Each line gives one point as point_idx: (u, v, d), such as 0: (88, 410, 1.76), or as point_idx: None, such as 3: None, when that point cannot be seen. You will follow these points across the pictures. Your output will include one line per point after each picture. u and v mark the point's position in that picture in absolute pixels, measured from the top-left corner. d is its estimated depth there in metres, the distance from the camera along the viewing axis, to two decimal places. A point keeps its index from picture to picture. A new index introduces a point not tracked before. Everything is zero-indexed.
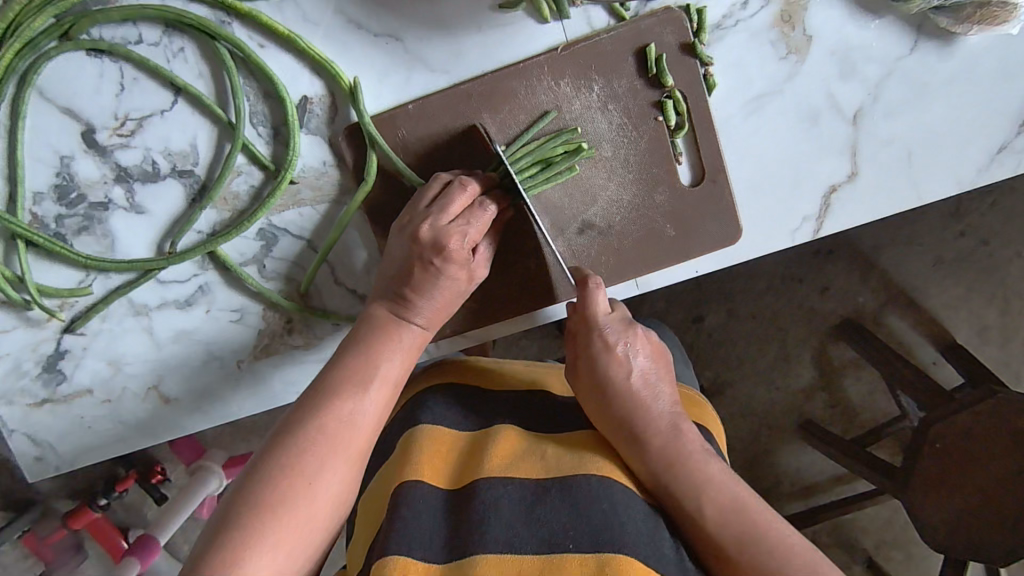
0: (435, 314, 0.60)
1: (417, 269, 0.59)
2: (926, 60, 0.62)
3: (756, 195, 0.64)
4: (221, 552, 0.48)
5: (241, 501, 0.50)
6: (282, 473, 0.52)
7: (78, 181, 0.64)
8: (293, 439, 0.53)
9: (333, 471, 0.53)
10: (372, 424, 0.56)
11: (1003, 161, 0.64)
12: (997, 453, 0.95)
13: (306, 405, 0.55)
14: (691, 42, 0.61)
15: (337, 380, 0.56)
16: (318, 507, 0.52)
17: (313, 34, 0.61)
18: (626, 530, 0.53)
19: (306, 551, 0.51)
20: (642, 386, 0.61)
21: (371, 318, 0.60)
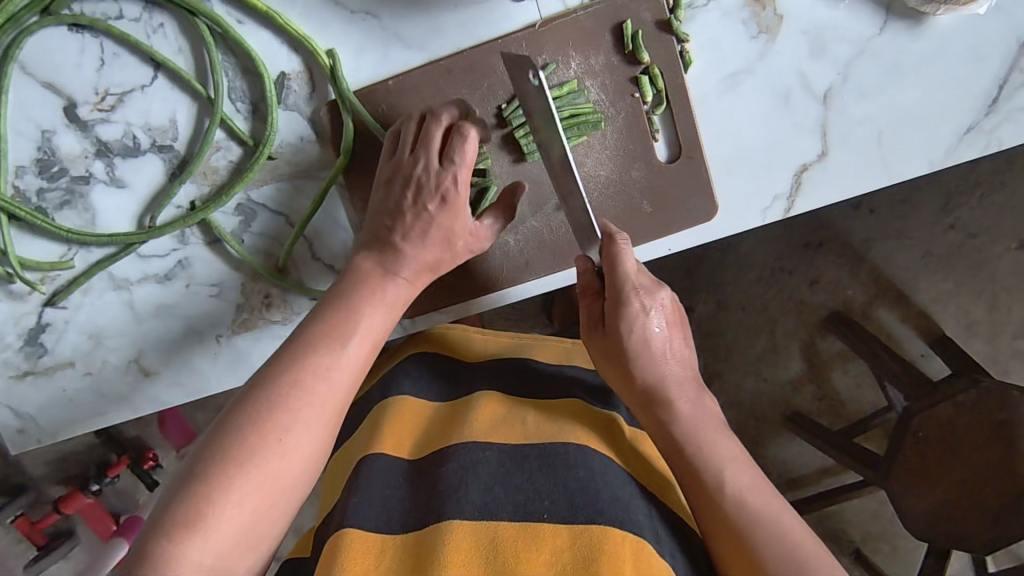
0: (420, 266, 0.60)
1: (411, 217, 0.59)
2: (896, 41, 0.63)
3: (729, 171, 0.65)
4: (187, 507, 0.48)
5: (209, 455, 0.50)
6: (252, 427, 0.51)
7: (60, 155, 0.65)
8: (265, 393, 0.53)
9: (307, 426, 0.53)
10: (349, 379, 0.56)
11: (971, 141, 0.65)
12: (974, 443, 0.95)
13: (280, 360, 0.55)
14: (667, 19, 0.61)
15: (314, 336, 0.56)
16: (290, 461, 0.52)
17: (291, 10, 0.62)
18: (602, 496, 0.57)
19: (278, 504, 0.52)
20: (671, 349, 0.62)
21: (357, 270, 0.60)
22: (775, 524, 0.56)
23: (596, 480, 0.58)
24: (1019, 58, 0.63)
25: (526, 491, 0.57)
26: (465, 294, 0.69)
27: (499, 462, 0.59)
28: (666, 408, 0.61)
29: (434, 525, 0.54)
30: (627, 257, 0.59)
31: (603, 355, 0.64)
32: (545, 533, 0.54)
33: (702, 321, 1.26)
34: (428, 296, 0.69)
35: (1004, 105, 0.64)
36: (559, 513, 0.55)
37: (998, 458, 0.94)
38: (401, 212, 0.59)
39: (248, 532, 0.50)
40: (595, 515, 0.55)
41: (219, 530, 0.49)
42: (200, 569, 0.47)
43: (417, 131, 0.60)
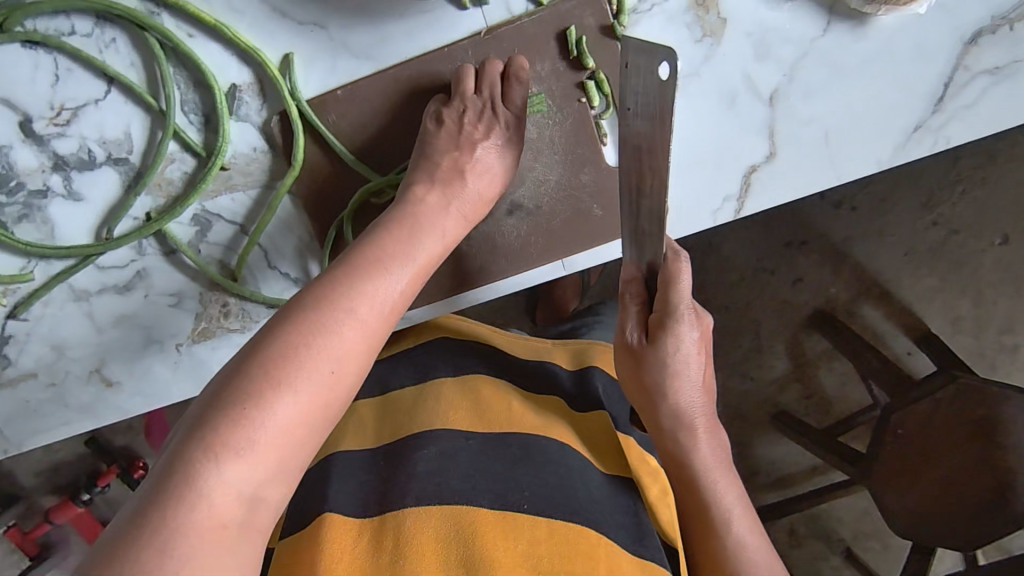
0: (476, 204, 0.63)
1: (484, 151, 0.64)
2: (840, 41, 0.63)
3: (679, 174, 0.66)
4: (227, 425, 0.42)
5: (254, 369, 0.44)
6: (302, 347, 0.46)
7: (17, 169, 0.65)
8: (314, 311, 0.48)
9: (356, 354, 0.48)
10: (398, 307, 0.52)
11: (919, 139, 0.65)
12: (949, 440, 0.94)
13: (329, 278, 0.50)
14: (611, 25, 0.62)
15: (364, 260, 0.52)
16: (339, 390, 0.46)
17: (239, 22, 0.63)
18: (579, 496, 0.59)
19: (319, 436, 0.46)
20: (699, 377, 0.65)
21: (414, 203, 0.59)
22: (769, 568, 0.59)
23: (574, 479, 0.60)
24: (963, 56, 0.63)
25: (503, 481, 0.58)
26: (422, 298, 0.69)
27: (480, 450, 0.61)
28: (691, 435, 0.64)
29: (404, 506, 0.55)
30: (685, 278, 0.59)
31: (639, 368, 0.65)
32: (523, 523, 0.55)
33: None
34: None
35: (949, 104, 0.64)
36: (537, 504, 0.57)
37: (980, 455, 0.92)
38: (472, 145, 0.63)
39: (288, 463, 0.44)
40: (571, 514, 0.57)
41: (261, 456, 0.42)
42: (238, 497, 0.41)
43: (475, 79, 0.64)
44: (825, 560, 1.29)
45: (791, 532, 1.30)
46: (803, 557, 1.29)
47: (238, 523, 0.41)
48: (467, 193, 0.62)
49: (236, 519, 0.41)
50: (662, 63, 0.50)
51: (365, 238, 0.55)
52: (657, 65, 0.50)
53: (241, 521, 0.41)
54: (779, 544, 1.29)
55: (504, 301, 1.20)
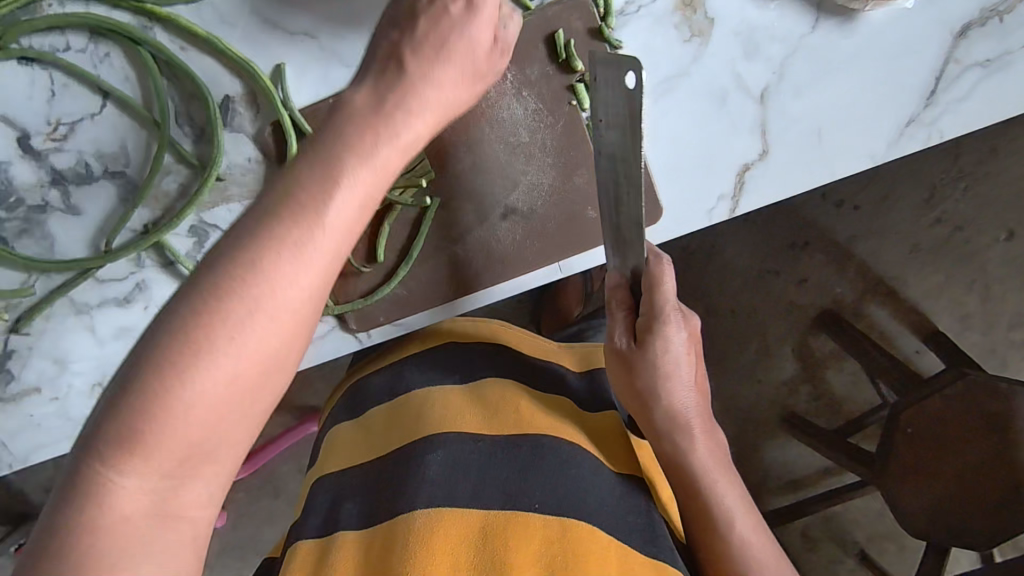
0: (434, 98, 0.51)
1: (432, 21, 0.53)
2: (829, 38, 0.63)
3: (673, 174, 0.65)
4: (119, 420, 0.38)
5: (142, 357, 0.39)
6: (195, 321, 0.39)
7: (16, 185, 0.66)
8: (214, 277, 0.40)
9: (265, 319, 0.40)
10: (330, 258, 0.43)
11: (912, 134, 0.65)
12: (959, 437, 0.93)
13: (242, 230, 0.41)
14: (597, 28, 0.63)
15: (281, 204, 0.42)
16: (247, 370, 0.40)
17: (231, 35, 0.64)
18: (590, 499, 0.59)
19: (238, 415, 0.41)
20: (693, 377, 0.64)
21: (347, 109, 0.48)
22: (773, 565, 0.60)
23: (585, 480, 0.60)
24: (954, 49, 0.63)
25: (517, 484, 0.59)
26: (419, 303, 0.69)
27: (492, 452, 0.61)
28: (687, 436, 0.63)
29: (414, 509, 0.56)
30: (670, 279, 0.60)
31: (630, 374, 0.64)
32: (534, 524, 0.56)
33: None
34: (382, 308, 0.69)
35: (942, 97, 0.64)
36: (549, 505, 0.57)
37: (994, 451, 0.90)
38: (417, 18, 0.53)
39: (203, 445, 0.40)
40: (583, 515, 0.57)
41: (161, 449, 0.39)
42: (142, 492, 0.39)
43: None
44: (841, 563, 1.27)
45: (804, 536, 1.28)
46: (818, 561, 1.27)
47: (147, 516, 0.39)
48: (425, 84, 0.51)
49: (146, 512, 0.39)
50: (629, 74, 0.50)
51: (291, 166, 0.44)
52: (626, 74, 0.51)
53: (150, 514, 0.39)
54: (794, 548, 1.27)
55: (508, 308, 1.19)
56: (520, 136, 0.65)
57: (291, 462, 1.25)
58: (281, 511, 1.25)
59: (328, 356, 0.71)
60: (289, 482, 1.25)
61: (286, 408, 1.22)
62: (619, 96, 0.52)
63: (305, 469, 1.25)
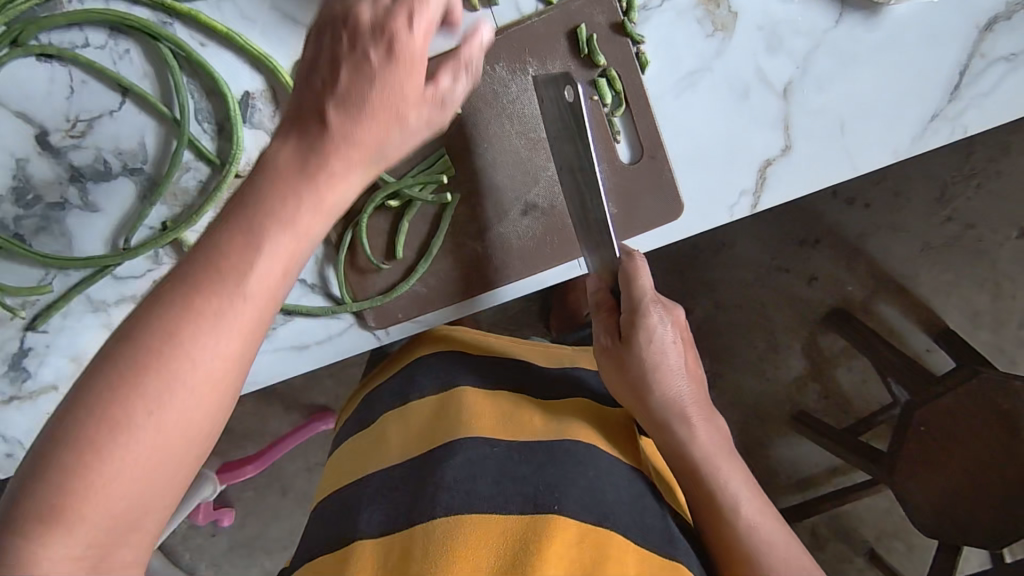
0: (361, 151, 0.44)
1: (352, 68, 0.43)
2: (852, 31, 0.63)
3: (693, 170, 0.65)
4: (34, 501, 0.36)
5: (68, 424, 0.37)
6: (114, 392, 0.37)
7: (34, 182, 0.66)
8: (132, 347, 0.38)
9: (190, 388, 0.38)
10: (262, 321, 0.41)
11: (937, 128, 0.64)
12: (973, 432, 0.92)
13: (170, 290, 0.39)
14: (620, 22, 0.63)
15: (208, 266, 0.39)
16: (178, 440, 0.38)
17: (252, 31, 0.64)
18: (610, 500, 0.58)
19: (164, 485, 0.39)
20: (684, 367, 0.63)
21: (269, 161, 0.43)
22: (784, 551, 0.57)
23: (605, 479, 0.59)
24: (979, 43, 0.63)
25: (535, 484, 0.58)
26: (436, 300, 0.68)
27: (506, 457, 0.60)
28: (685, 425, 0.62)
29: (434, 517, 0.55)
30: (645, 274, 0.61)
31: (619, 369, 0.63)
32: (555, 528, 0.54)
33: (699, 325, 1.23)
34: (401, 304, 0.68)
35: (966, 92, 0.64)
36: (571, 507, 0.56)
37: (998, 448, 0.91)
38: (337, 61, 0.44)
39: (126, 519, 0.38)
40: (603, 518, 0.56)
41: (86, 525, 0.36)
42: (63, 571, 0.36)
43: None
44: (850, 563, 1.25)
45: (813, 535, 1.27)
46: (827, 561, 1.26)
47: None
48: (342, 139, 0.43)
49: None
50: (567, 90, 0.57)
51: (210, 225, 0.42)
52: (564, 90, 0.57)
53: None
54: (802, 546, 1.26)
55: (517, 307, 1.19)
56: (538, 133, 0.65)
57: (298, 461, 1.24)
58: (288, 510, 1.24)
59: (346, 352, 0.70)
60: (296, 480, 1.24)
61: (294, 407, 1.22)
62: (562, 110, 0.59)
63: (312, 467, 1.24)
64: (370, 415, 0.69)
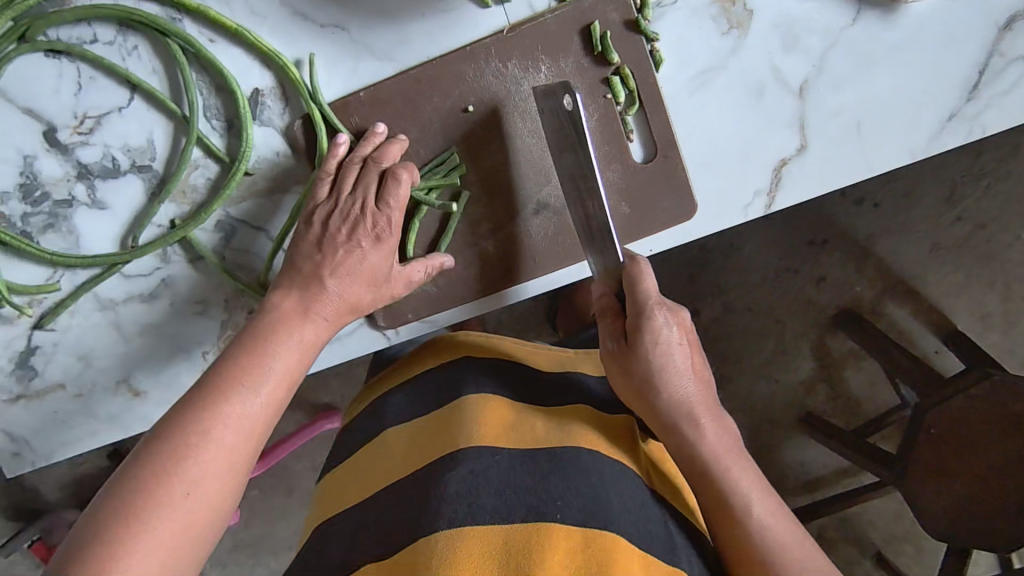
0: (343, 303, 0.60)
1: (346, 254, 0.60)
2: (870, 29, 0.62)
3: (706, 169, 0.65)
4: (82, 571, 0.46)
5: (107, 508, 0.48)
6: (154, 483, 0.50)
7: (42, 179, 0.65)
8: (160, 448, 0.51)
9: (214, 474, 0.52)
10: (257, 424, 0.54)
11: (955, 128, 0.63)
12: (988, 437, 0.91)
13: (190, 400, 0.53)
14: (634, 19, 0.62)
15: (225, 378, 0.55)
16: (190, 515, 0.50)
17: (260, 26, 0.64)
18: (614, 507, 0.57)
19: (184, 559, 0.50)
20: (691, 367, 0.62)
21: (275, 311, 0.59)
22: (797, 549, 0.56)
23: (608, 485, 0.58)
24: (999, 42, 0.62)
25: (538, 492, 0.57)
26: (447, 301, 0.68)
27: (509, 466, 0.59)
28: (693, 426, 0.61)
29: (436, 531, 0.54)
30: (649, 278, 0.60)
31: (625, 372, 0.62)
32: (557, 536, 0.53)
33: (707, 327, 1.22)
34: (410, 305, 0.68)
35: (985, 91, 0.63)
36: (572, 516, 0.55)
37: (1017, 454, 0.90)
38: (334, 250, 0.60)
39: None
40: (606, 524, 0.55)
41: None
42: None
43: (351, 170, 0.61)
44: (858, 566, 1.25)
45: (820, 537, 1.26)
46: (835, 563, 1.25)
47: None
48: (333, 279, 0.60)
49: None
50: (564, 97, 0.58)
51: (228, 352, 0.57)
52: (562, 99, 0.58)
53: None
54: None
55: (523, 307, 1.18)
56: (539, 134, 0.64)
57: (303, 460, 1.24)
58: (294, 509, 1.24)
59: (356, 352, 0.70)
60: (302, 479, 1.24)
61: (299, 407, 1.21)
62: (561, 121, 0.59)
63: (318, 467, 1.23)
64: (379, 417, 0.69)
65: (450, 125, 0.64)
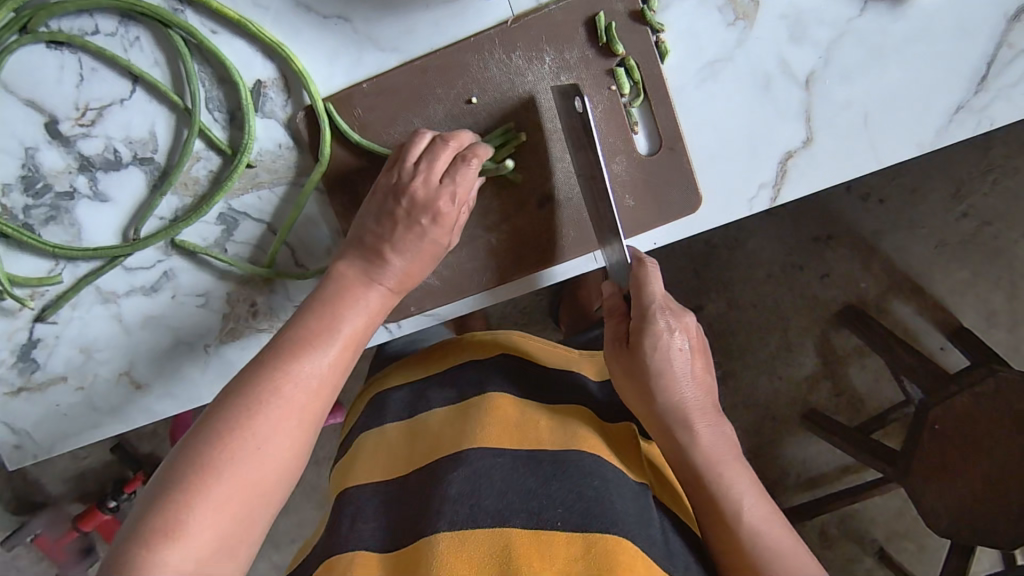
0: (405, 279, 0.61)
1: (406, 231, 0.59)
2: (878, 21, 0.61)
3: (711, 163, 0.64)
4: (158, 518, 0.48)
5: (185, 460, 0.50)
6: (227, 436, 0.51)
7: (43, 171, 0.65)
8: (235, 405, 0.52)
9: (283, 431, 0.53)
10: (325, 387, 0.55)
11: (962, 121, 0.63)
12: (993, 434, 0.90)
13: (260, 362, 0.54)
14: (640, 10, 0.62)
15: (293, 341, 0.56)
16: (263, 472, 0.51)
17: (263, 17, 0.63)
18: (616, 509, 0.55)
19: (256, 512, 0.51)
20: (692, 372, 0.62)
21: (338, 278, 0.59)
22: (789, 556, 0.55)
23: (612, 488, 0.57)
24: (1007, 33, 0.61)
25: (540, 497, 0.56)
26: (451, 294, 0.67)
27: (513, 468, 0.58)
28: (687, 431, 0.60)
29: (437, 531, 0.54)
30: (656, 280, 0.60)
31: (625, 373, 0.62)
32: (559, 544, 0.53)
33: (712, 323, 1.21)
34: (414, 299, 0.68)
35: (993, 83, 0.62)
36: (573, 521, 0.54)
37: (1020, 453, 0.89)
38: (395, 222, 0.59)
39: (225, 539, 0.49)
40: (608, 526, 0.54)
41: (193, 539, 0.48)
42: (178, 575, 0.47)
43: (417, 142, 0.60)
44: (861, 563, 1.24)
45: (823, 535, 1.25)
46: (837, 560, 1.24)
47: None
48: (393, 252, 0.60)
49: None
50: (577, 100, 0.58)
51: (296, 316, 0.58)
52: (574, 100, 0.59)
53: None
54: (812, 546, 1.25)
55: (528, 301, 1.18)
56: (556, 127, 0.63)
57: None
58: (296, 504, 1.23)
59: None
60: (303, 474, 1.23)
61: None
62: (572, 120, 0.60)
63: (320, 462, 1.23)
64: (380, 411, 0.68)
65: (455, 116, 0.64)
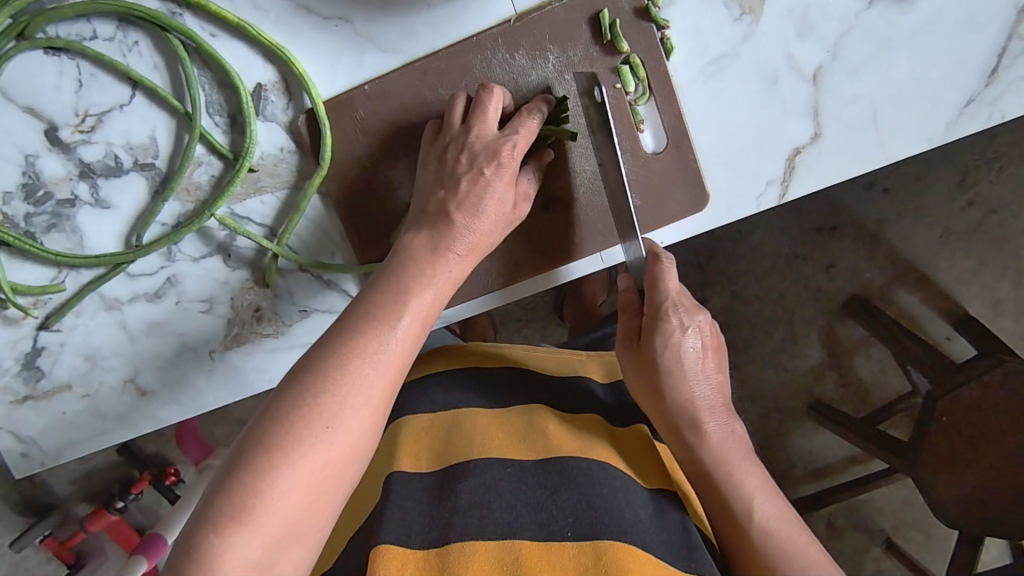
0: (475, 243, 0.58)
1: (470, 182, 0.58)
2: (887, 14, 0.60)
3: (717, 161, 0.64)
4: (230, 500, 0.45)
5: (256, 438, 0.47)
6: (298, 415, 0.48)
7: (44, 179, 0.64)
8: (306, 382, 0.49)
9: (355, 410, 0.49)
10: (398, 364, 0.52)
11: (972, 114, 0.62)
12: (1000, 425, 0.89)
13: (329, 342, 0.51)
14: (645, 7, 0.61)
15: (362, 318, 0.52)
16: (338, 453, 0.48)
17: (263, 20, 0.63)
18: (626, 517, 0.55)
19: (329, 497, 0.48)
20: (704, 371, 0.61)
21: (406, 250, 0.57)
22: (801, 555, 0.54)
23: (622, 497, 0.56)
24: (1018, 24, 0.60)
25: (549, 508, 0.55)
26: (458, 298, 0.67)
27: (521, 479, 0.58)
28: (694, 430, 0.59)
29: (449, 542, 0.53)
30: (672, 277, 0.60)
31: (636, 368, 0.62)
32: (568, 552, 0.53)
33: (715, 315, 1.20)
34: None
35: (1004, 76, 0.61)
36: (582, 530, 0.54)
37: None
38: (457, 180, 0.58)
39: (296, 524, 0.46)
40: (619, 534, 0.53)
41: (265, 523, 0.45)
42: (245, 564, 0.44)
43: (465, 106, 0.61)
44: (868, 553, 1.24)
45: (830, 525, 1.25)
46: (844, 551, 1.24)
47: None
48: (462, 214, 0.58)
49: None
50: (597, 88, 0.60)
51: (364, 293, 0.54)
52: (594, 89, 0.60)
53: None
54: (818, 536, 1.24)
55: (531, 297, 1.17)
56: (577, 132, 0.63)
57: None
58: None
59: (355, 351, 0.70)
60: None
61: None
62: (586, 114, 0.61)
63: None
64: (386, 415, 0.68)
65: None
